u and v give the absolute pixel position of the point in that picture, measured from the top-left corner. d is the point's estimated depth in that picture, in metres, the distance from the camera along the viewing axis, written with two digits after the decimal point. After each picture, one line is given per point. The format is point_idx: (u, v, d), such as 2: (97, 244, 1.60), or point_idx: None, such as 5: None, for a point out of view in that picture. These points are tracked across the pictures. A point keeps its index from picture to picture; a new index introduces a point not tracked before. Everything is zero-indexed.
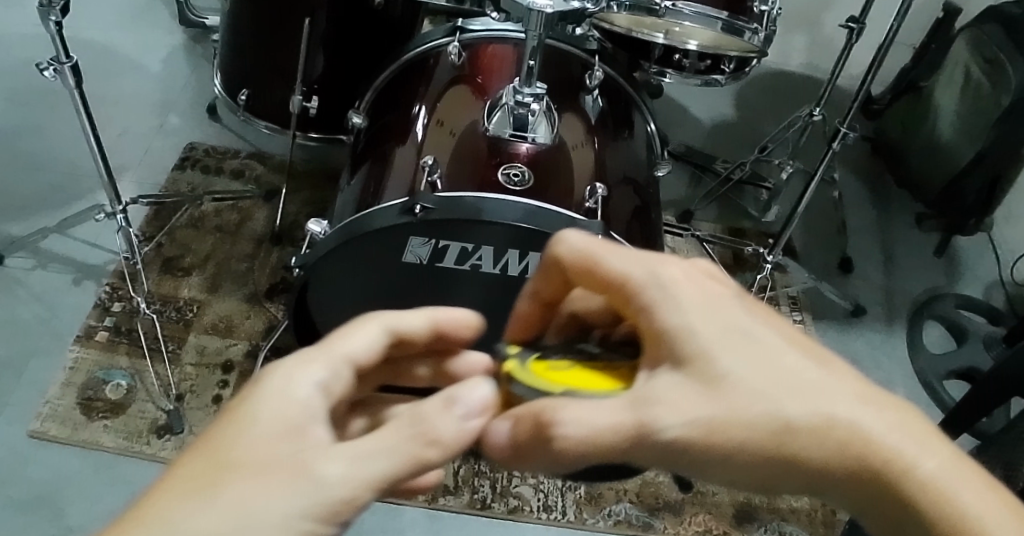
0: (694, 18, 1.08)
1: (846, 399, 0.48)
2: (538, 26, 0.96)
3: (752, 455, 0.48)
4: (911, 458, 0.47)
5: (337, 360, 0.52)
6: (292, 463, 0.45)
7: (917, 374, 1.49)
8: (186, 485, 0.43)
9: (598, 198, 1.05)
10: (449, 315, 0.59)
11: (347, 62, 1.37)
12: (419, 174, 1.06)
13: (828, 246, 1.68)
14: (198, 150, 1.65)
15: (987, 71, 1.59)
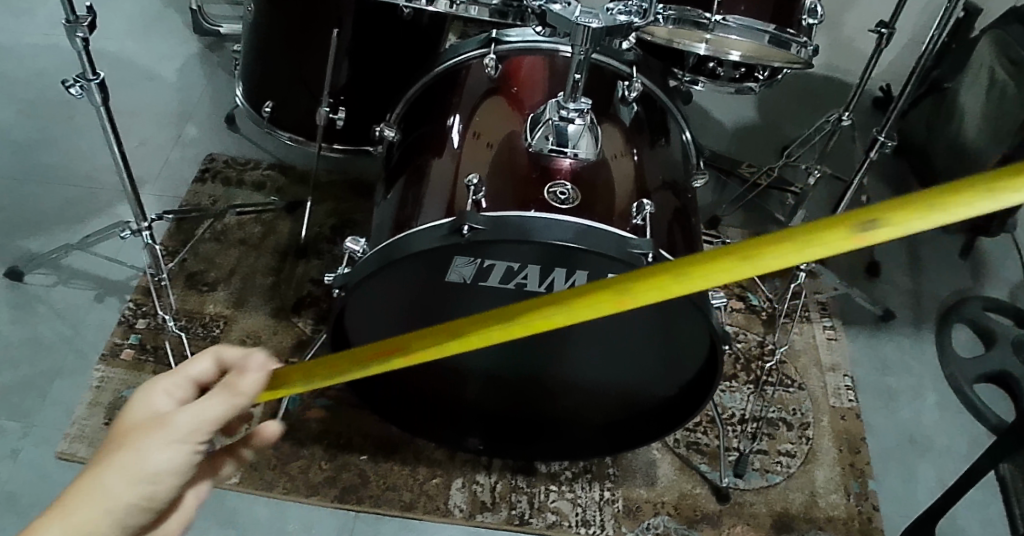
0: (742, 30, 1.11)
1: None
2: (585, 41, 0.97)
3: None
4: None
5: (181, 380, 0.70)
6: (153, 425, 0.63)
7: (949, 379, 1.50)
8: (94, 464, 0.61)
9: (645, 215, 1.04)
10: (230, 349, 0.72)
11: (375, 72, 1.35)
12: (460, 191, 1.04)
13: (854, 250, 1.67)
14: (219, 161, 1.63)
15: (1013, 72, 1.59)
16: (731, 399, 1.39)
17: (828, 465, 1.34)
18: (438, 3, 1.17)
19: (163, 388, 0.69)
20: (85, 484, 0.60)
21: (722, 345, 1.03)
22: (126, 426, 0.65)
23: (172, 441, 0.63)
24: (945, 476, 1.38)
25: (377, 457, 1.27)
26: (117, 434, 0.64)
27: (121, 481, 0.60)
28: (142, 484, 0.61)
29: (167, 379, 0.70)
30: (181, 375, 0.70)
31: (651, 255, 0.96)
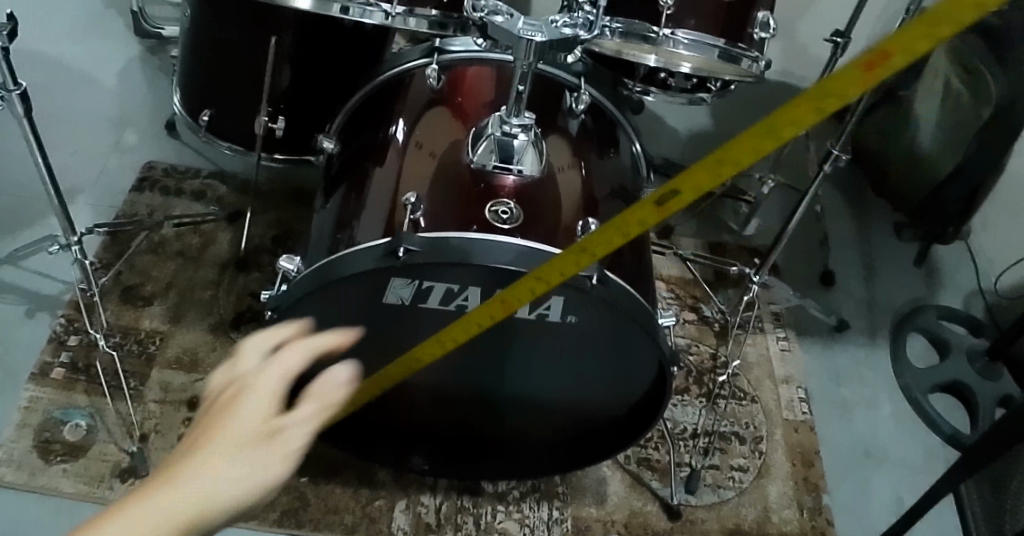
0: (691, 46, 1.09)
1: None
2: (530, 55, 0.93)
3: None
4: None
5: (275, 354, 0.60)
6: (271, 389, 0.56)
7: (903, 389, 1.49)
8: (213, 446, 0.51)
9: (591, 234, 1.00)
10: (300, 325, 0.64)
11: (315, 80, 1.31)
12: (398, 208, 1.00)
13: (808, 259, 1.66)
14: (157, 170, 1.57)
15: (967, 81, 1.61)
16: (683, 413, 1.37)
17: (781, 479, 1.32)
18: (376, 14, 1.13)
19: (255, 367, 0.57)
20: (174, 474, 0.48)
21: (669, 367, 1.01)
22: (216, 412, 0.54)
23: (271, 440, 0.53)
24: (900, 488, 1.36)
25: (318, 478, 1.22)
26: (205, 422, 0.53)
27: (221, 474, 0.49)
28: (244, 482, 0.50)
29: (250, 364, 0.57)
30: (274, 357, 0.57)
31: (596, 276, 0.91)
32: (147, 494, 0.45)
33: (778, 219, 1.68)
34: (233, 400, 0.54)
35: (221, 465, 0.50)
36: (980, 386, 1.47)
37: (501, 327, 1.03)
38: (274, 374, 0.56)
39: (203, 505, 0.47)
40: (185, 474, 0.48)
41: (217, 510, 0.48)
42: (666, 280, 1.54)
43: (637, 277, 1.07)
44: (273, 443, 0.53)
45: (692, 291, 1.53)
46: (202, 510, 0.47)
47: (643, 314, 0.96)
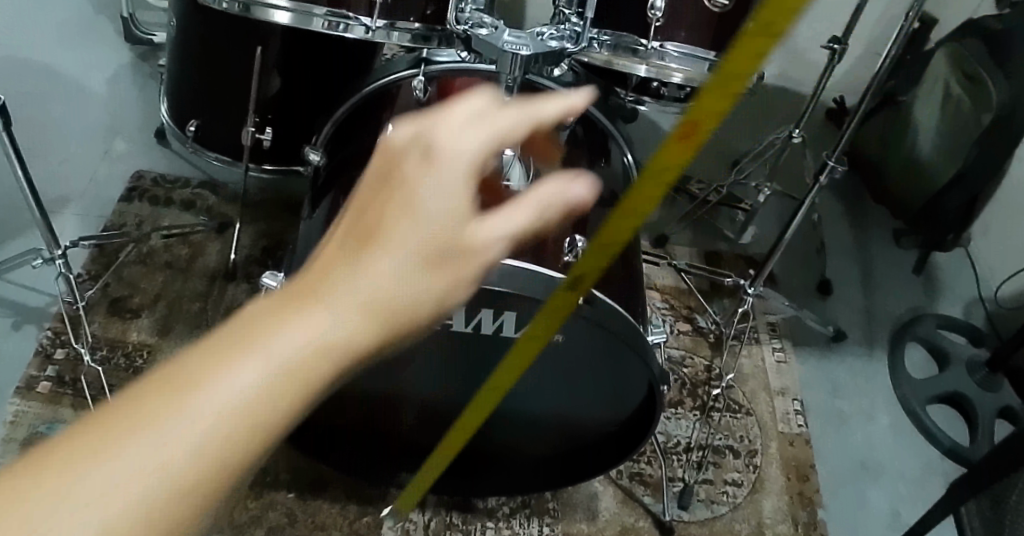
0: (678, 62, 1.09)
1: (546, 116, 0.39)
2: (514, 67, 0.90)
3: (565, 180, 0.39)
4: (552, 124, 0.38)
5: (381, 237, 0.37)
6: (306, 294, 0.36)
7: (901, 401, 1.47)
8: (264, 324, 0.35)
9: (577, 251, 0.94)
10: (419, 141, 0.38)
11: (302, 90, 1.30)
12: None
13: (806, 268, 1.65)
14: (147, 179, 1.56)
15: (967, 87, 1.58)
16: (676, 426, 1.35)
17: (776, 494, 1.30)
18: (355, 28, 1.13)
19: (431, 153, 0.37)
20: (300, 304, 0.36)
21: (659, 387, 1.00)
22: (376, 193, 0.37)
23: (436, 269, 0.37)
24: (898, 503, 1.34)
25: (306, 494, 1.21)
26: (360, 208, 0.37)
27: (346, 324, 0.36)
28: (384, 326, 0.37)
29: (422, 143, 0.37)
30: (443, 140, 0.37)
31: (584, 296, 0.91)
32: (230, 362, 0.34)
33: (774, 228, 1.66)
34: (398, 191, 0.37)
35: (353, 311, 0.36)
36: (980, 398, 1.45)
37: (487, 346, 1.02)
38: (448, 170, 0.37)
39: (317, 364, 0.35)
40: (312, 319, 0.35)
41: (333, 369, 0.36)
42: (660, 290, 1.52)
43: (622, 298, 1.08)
44: (438, 282, 0.38)
45: (686, 302, 1.51)
46: (314, 377, 0.36)
47: (634, 337, 0.95)
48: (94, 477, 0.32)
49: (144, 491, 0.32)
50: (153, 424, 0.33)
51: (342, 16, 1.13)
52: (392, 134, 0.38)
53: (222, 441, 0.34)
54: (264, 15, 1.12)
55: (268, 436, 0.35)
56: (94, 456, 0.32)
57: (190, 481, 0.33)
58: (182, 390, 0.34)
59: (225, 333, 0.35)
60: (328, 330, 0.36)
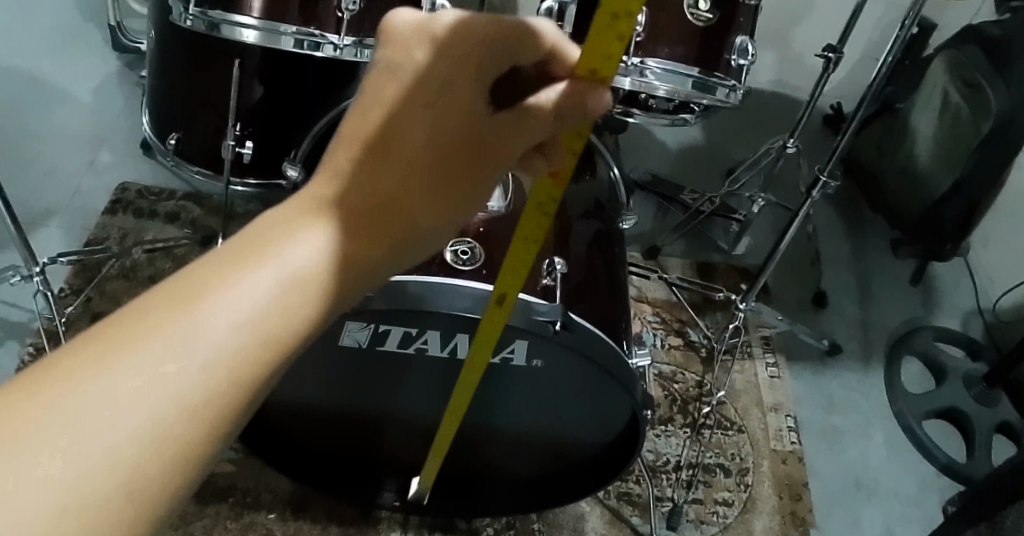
0: (663, 77, 1.12)
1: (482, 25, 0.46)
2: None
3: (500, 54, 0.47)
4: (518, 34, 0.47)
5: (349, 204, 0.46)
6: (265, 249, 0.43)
7: (896, 416, 1.44)
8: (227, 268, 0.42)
9: (557, 273, 1.01)
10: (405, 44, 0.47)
11: (281, 104, 1.31)
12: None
13: (801, 279, 1.62)
14: (131, 192, 1.54)
15: (967, 95, 1.55)
16: (666, 444, 1.32)
17: (767, 513, 1.27)
18: (324, 47, 1.11)
19: (435, 57, 0.46)
20: (322, 198, 0.45)
21: (641, 414, 0.99)
22: (382, 88, 0.47)
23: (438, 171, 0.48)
24: (893, 522, 1.31)
25: (286, 515, 1.19)
26: (361, 113, 0.47)
27: (350, 233, 0.45)
28: (379, 232, 0.46)
29: (424, 40, 0.46)
30: (445, 42, 0.46)
31: (560, 322, 0.92)
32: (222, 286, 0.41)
33: (768, 238, 1.64)
34: (399, 96, 0.46)
35: (362, 204, 0.46)
36: (977, 413, 1.43)
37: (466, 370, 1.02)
38: (451, 70, 0.46)
39: (301, 286, 0.43)
40: (331, 212, 0.45)
41: (330, 276, 0.44)
42: (651, 303, 1.50)
43: (603, 321, 1.05)
44: (438, 177, 0.48)
45: (678, 315, 1.49)
46: (332, 272, 0.44)
47: (617, 365, 0.94)
48: (141, 360, 0.38)
49: (187, 368, 0.39)
50: (183, 314, 0.40)
51: (309, 34, 1.11)
52: (393, 19, 0.47)
53: (247, 340, 0.41)
54: (232, 34, 1.10)
55: (291, 342, 0.43)
56: (135, 339, 0.39)
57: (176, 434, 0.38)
58: (217, 277, 0.41)
59: (247, 232, 0.44)
60: (346, 217, 0.45)
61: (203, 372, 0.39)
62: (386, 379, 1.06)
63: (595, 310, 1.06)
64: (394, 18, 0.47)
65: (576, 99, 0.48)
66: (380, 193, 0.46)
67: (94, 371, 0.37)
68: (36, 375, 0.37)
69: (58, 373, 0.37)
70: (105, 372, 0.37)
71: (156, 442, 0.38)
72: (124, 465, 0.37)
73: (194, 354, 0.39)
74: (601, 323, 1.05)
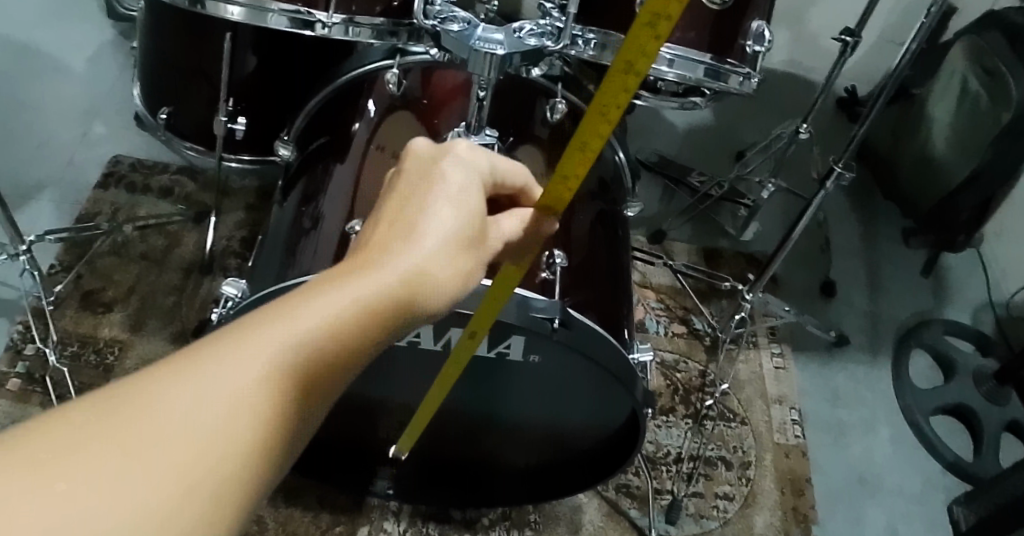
0: (675, 62, 1.10)
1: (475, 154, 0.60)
2: (488, 69, 0.87)
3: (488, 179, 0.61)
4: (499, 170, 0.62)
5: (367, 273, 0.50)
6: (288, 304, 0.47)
7: (903, 411, 1.41)
8: (252, 325, 0.45)
9: (557, 268, 0.97)
10: (424, 159, 0.59)
11: (274, 80, 1.30)
12: (357, 205, 0.99)
13: (809, 267, 1.58)
14: (123, 165, 1.50)
15: (988, 84, 1.50)
16: (668, 435, 1.30)
17: (769, 508, 1.24)
18: (314, 25, 1.13)
19: (453, 165, 0.58)
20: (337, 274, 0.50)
21: (643, 413, 0.97)
22: (409, 187, 0.57)
23: (461, 246, 0.55)
24: (896, 520, 1.29)
25: (278, 501, 1.16)
26: (391, 207, 0.56)
27: (394, 285, 0.51)
28: (407, 297, 0.51)
29: (445, 157, 0.59)
30: (460, 159, 0.59)
31: (559, 319, 0.91)
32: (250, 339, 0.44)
33: (778, 224, 1.60)
34: (425, 193, 0.56)
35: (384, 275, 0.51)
36: (986, 410, 1.40)
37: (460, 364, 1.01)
38: (465, 175, 0.58)
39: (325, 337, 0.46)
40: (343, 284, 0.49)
41: (381, 321, 0.49)
42: (655, 289, 1.46)
43: (603, 315, 1.02)
44: (457, 251, 0.55)
45: (682, 302, 1.45)
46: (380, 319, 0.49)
47: (617, 364, 0.94)
48: (222, 376, 0.42)
49: (260, 386, 0.43)
50: (261, 338, 0.44)
51: (295, 12, 1.13)
52: (413, 146, 0.60)
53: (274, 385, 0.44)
54: (217, 10, 1.12)
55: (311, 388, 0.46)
56: (215, 358, 0.43)
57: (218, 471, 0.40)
58: (286, 313, 0.46)
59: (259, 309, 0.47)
60: (388, 273, 0.51)
61: (275, 393, 0.44)
62: (379, 367, 1.04)
63: (593, 307, 1.01)
64: (414, 146, 0.61)
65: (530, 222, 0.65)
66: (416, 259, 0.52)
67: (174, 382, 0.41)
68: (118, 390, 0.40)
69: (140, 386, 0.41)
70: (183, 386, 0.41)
71: (229, 452, 0.41)
72: (203, 467, 0.40)
73: (269, 376, 0.43)
74: (602, 317, 1.02)
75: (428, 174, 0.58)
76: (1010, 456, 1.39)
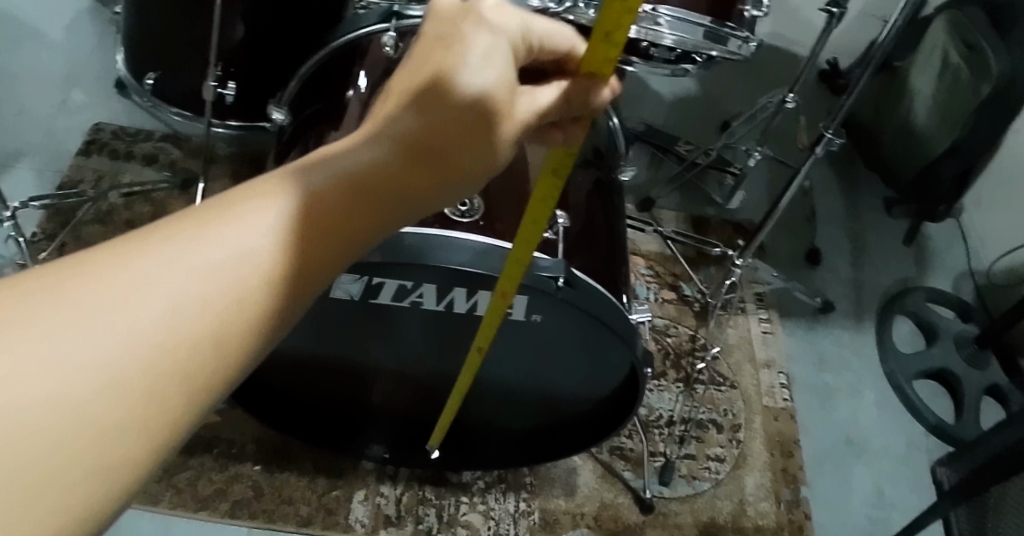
0: (673, 25, 1.13)
1: (510, 16, 0.49)
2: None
3: (522, 46, 0.50)
4: (538, 34, 0.50)
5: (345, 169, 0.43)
6: (257, 193, 0.41)
7: (887, 375, 1.44)
8: (212, 215, 0.39)
9: (558, 229, 1.00)
10: (447, 17, 0.49)
11: (265, 44, 1.29)
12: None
13: (795, 236, 1.61)
14: (106, 132, 1.47)
15: (967, 56, 1.52)
16: (659, 399, 1.31)
17: (759, 470, 1.26)
18: None
19: (484, 23, 0.48)
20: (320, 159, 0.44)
21: (642, 370, 0.99)
22: (427, 49, 0.49)
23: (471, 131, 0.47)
24: (881, 481, 1.32)
25: (272, 467, 1.16)
26: (406, 72, 0.49)
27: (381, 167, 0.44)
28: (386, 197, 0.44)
29: (469, 20, 0.48)
30: (489, 22, 0.48)
31: (563, 278, 0.91)
32: (205, 235, 0.38)
33: (763, 193, 1.62)
34: (441, 61, 0.47)
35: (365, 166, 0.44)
36: (967, 375, 1.44)
37: (460, 325, 1.01)
38: (493, 38, 0.47)
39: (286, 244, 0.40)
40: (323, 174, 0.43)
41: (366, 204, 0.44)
42: (645, 256, 1.48)
43: (604, 276, 1.04)
44: (461, 131, 0.46)
45: (671, 269, 1.46)
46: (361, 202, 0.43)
47: (619, 323, 0.95)
48: (187, 258, 0.37)
49: (231, 271, 0.38)
50: (231, 222, 0.39)
51: None
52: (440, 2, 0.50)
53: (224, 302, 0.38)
54: None
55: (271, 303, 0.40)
56: (169, 246, 0.37)
57: (148, 392, 0.35)
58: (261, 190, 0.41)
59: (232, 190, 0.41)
60: (376, 150, 0.45)
61: (246, 283, 0.39)
62: (377, 330, 1.03)
63: (594, 268, 1.02)
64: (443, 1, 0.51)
65: (578, 93, 0.51)
66: (412, 137, 0.46)
67: (132, 264, 0.36)
68: (72, 263, 0.36)
69: (97, 261, 0.36)
70: (142, 268, 0.36)
71: (169, 365, 0.36)
72: (153, 375, 0.36)
73: (234, 263, 0.38)
74: (601, 278, 1.03)
75: (446, 36, 0.48)
76: (990, 419, 1.43)
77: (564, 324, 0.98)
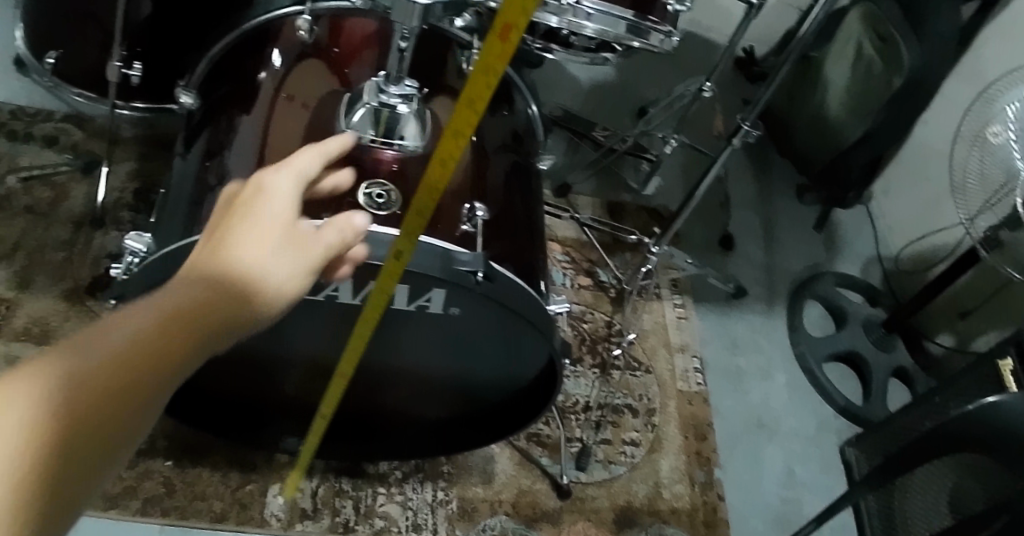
0: (594, 17, 1.13)
1: (281, 166, 0.63)
2: (412, 16, 0.89)
3: (298, 184, 0.63)
4: (307, 174, 0.64)
5: (191, 291, 0.51)
6: (117, 320, 0.47)
7: (797, 358, 1.49)
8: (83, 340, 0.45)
9: (476, 221, 0.98)
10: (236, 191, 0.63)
11: (171, 24, 1.23)
12: (266, 156, 0.99)
13: (709, 222, 1.66)
14: (3, 112, 1.39)
15: (878, 48, 1.56)
16: (575, 385, 1.33)
17: (673, 453, 1.30)
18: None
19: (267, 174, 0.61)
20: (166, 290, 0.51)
21: (560, 362, 1.00)
22: (227, 212, 0.61)
23: (286, 240, 0.58)
24: (792, 461, 1.36)
25: (183, 462, 1.13)
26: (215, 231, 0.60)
27: (225, 277, 0.53)
28: (232, 303, 0.52)
29: (257, 178, 0.62)
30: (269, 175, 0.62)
31: (482, 272, 0.91)
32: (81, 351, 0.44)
33: (679, 180, 1.66)
34: (243, 209, 0.59)
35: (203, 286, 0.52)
36: (873, 358, 1.50)
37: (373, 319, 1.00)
38: (277, 182, 0.61)
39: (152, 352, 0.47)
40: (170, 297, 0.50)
41: (225, 307, 0.52)
42: (561, 242, 1.48)
43: (521, 267, 1.04)
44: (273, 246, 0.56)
45: (588, 255, 1.48)
46: (223, 292, 0.52)
47: (536, 314, 0.95)
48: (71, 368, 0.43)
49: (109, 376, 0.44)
50: (100, 340, 0.45)
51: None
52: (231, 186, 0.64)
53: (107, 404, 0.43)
54: None
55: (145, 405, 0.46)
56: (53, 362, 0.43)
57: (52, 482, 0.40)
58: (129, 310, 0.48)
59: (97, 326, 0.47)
60: (218, 268, 0.54)
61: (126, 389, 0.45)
62: (283, 322, 1.01)
63: (511, 259, 1.02)
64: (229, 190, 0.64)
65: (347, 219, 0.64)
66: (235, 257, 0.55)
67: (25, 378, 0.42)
68: None
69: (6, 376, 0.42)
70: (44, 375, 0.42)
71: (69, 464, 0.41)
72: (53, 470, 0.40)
73: (121, 368, 0.45)
74: (518, 268, 1.02)
75: (243, 193, 0.61)
76: (896, 400, 1.50)
77: (481, 316, 0.98)
